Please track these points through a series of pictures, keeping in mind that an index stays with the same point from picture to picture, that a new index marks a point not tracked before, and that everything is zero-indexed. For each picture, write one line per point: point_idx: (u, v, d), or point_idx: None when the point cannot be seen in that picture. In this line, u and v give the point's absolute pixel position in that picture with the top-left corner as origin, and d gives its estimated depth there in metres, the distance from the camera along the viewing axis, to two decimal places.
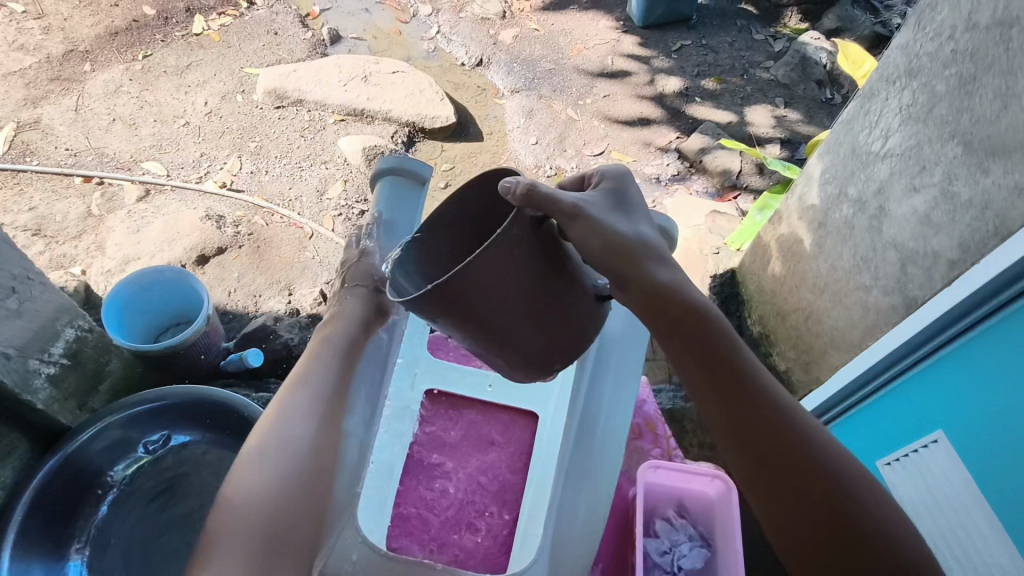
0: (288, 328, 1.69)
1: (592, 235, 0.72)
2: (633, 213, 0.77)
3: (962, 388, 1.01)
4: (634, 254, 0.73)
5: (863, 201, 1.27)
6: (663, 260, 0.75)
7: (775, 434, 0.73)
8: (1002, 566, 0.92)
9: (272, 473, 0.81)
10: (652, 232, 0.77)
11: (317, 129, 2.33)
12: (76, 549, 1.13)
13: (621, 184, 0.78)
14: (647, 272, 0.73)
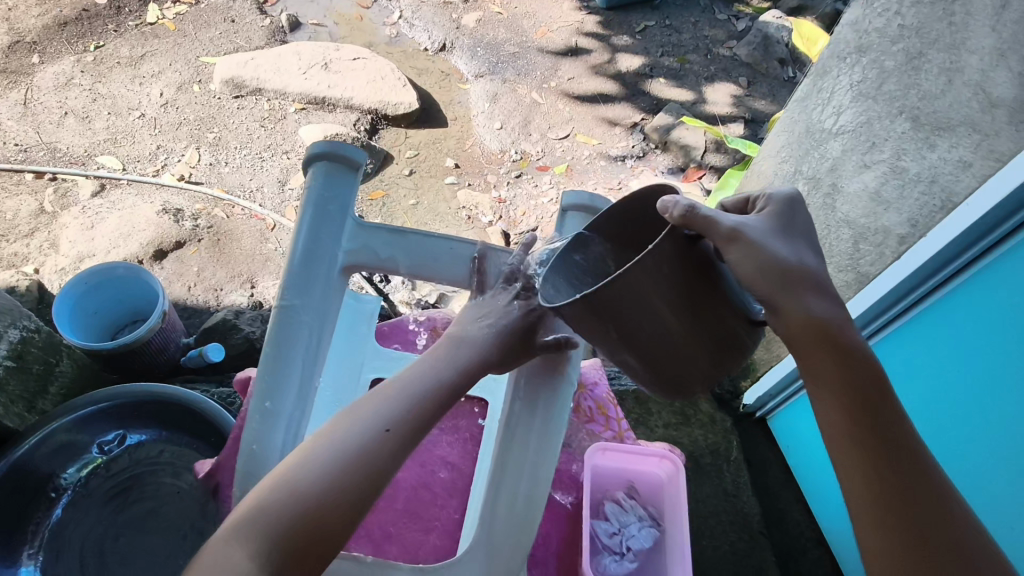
0: (249, 322, 1.66)
1: (750, 260, 0.66)
2: (797, 238, 0.70)
3: (910, 370, 1.05)
4: (792, 279, 0.67)
5: (817, 179, 1.28)
6: (827, 289, 0.68)
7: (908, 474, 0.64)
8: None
9: (336, 445, 0.71)
10: (816, 257, 0.70)
11: (277, 118, 2.29)
12: (28, 556, 1.11)
13: (787, 206, 0.71)
14: (802, 298, 0.67)
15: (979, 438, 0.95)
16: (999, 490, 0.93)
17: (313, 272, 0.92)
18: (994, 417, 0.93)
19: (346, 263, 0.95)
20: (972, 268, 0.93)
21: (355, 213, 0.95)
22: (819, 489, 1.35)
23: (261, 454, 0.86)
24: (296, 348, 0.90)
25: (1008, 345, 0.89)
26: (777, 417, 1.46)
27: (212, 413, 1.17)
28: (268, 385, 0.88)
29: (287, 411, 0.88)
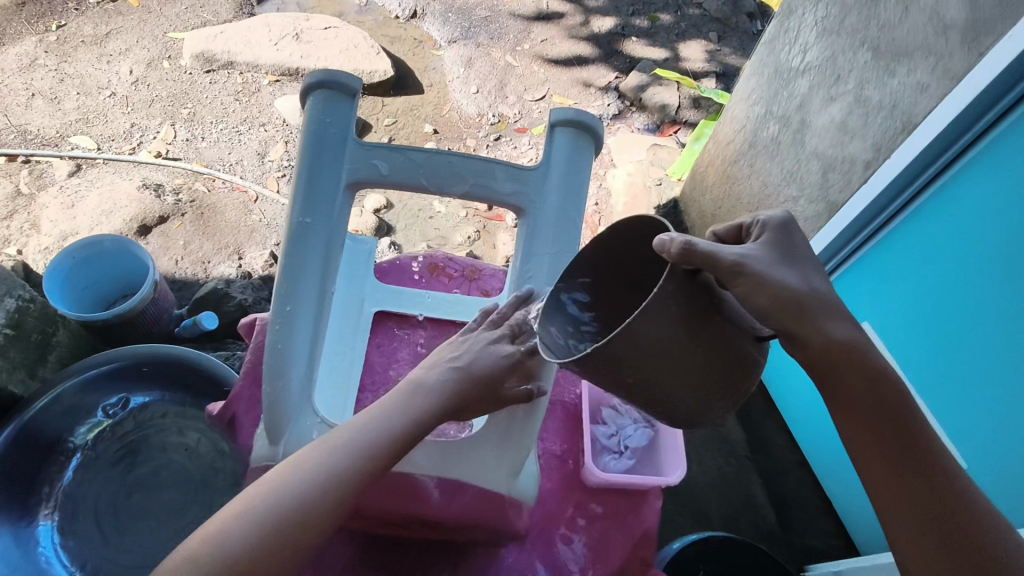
0: (241, 289, 1.68)
1: (757, 293, 0.63)
2: (802, 262, 0.66)
3: (882, 286, 1.14)
4: (810, 307, 0.63)
5: (787, 117, 1.33)
6: (846, 312, 0.65)
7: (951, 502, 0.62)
8: (1004, 425, 0.97)
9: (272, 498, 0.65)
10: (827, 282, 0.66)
11: (251, 91, 2.28)
12: (45, 514, 1.15)
13: (787, 232, 0.67)
14: (825, 326, 0.63)
15: (945, 342, 1.03)
16: (978, 394, 1.00)
17: (318, 186, 0.93)
18: (960, 328, 1.00)
19: (351, 180, 0.94)
20: (946, 173, 0.98)
21: (355, 135, 0.95)
22: (793, 401, 1.44)
23: (284, 354, 0.88)
24: (309, 255, 0.91)
25: (981, 244, 0.95)
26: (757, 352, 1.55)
27: (214, 369, 1.19)
28: (286, 291, 0.89)
29: (304, 318, 0.89)
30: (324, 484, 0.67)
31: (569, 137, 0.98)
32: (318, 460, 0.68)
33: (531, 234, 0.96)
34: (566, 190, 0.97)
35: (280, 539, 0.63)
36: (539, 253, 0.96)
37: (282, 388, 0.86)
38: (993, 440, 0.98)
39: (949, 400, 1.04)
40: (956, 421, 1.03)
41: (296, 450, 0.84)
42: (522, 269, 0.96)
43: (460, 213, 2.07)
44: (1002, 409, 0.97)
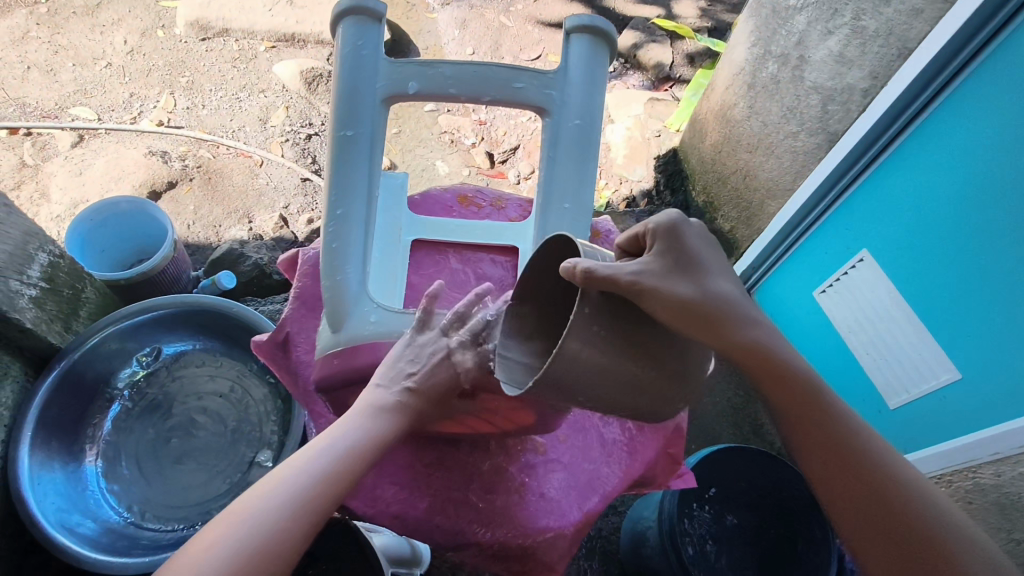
0: (255, 250, 1.71)
1: (662, 306, 0.58)
2: (695, 266, 0.62)
3: (882, 207, 1.22)
4: (709, 315, 0.61)
5: (785, 55, 1.42)
6: (742, 301, 0.65)
7: (857, 466, 0.64)
8: (1004, 324, 1.02)
9: (246, 519, 0.60)
10: (726, 284, 0.64)
11: (248, 58, 2.28)
12: (90, 458, 1.18)
13: (679, 238, 0.62)
14: (730, 333, 0.62)
15: (945, 254, 1.10)
16: (975, 298, 1.06)
17: (356, 98, 0.97)
18: (958, 238, 1.07)
19: (387, 93, 0.98)
20: (947, 91, 1.05)
21: (387, 55, 0.99)
22: (814, 348, 1.48)
23: (340, 252, 0.93)
24: (354, 161, 0.95)
25: (979, 158, 1.01)
26: (760, 290, 1.66)
27: (246, 316, 1.22)
28: (336, 195, 0.95)
29: (357, 217, 0.94)
30: (302, 500, 0.62)
31: (586, 42, 1.02)
32: (290, 480, 0.63)
33: (557, 132, 1.01)
34: (587, 90, 1.01)
35: (265, 556, 0.58)
36: (565, 149, 1.00)
37: (341, 282, 0.91)
38: (990, 341, 1.05)
39: (944, 309, 1.12)
40: (948, 328, 1.12)
41: (360, 331, 0.88)
42: (551, 164, 1.01)
43: (463, 172, 2.10)
44: (1004, 312, 1.02)
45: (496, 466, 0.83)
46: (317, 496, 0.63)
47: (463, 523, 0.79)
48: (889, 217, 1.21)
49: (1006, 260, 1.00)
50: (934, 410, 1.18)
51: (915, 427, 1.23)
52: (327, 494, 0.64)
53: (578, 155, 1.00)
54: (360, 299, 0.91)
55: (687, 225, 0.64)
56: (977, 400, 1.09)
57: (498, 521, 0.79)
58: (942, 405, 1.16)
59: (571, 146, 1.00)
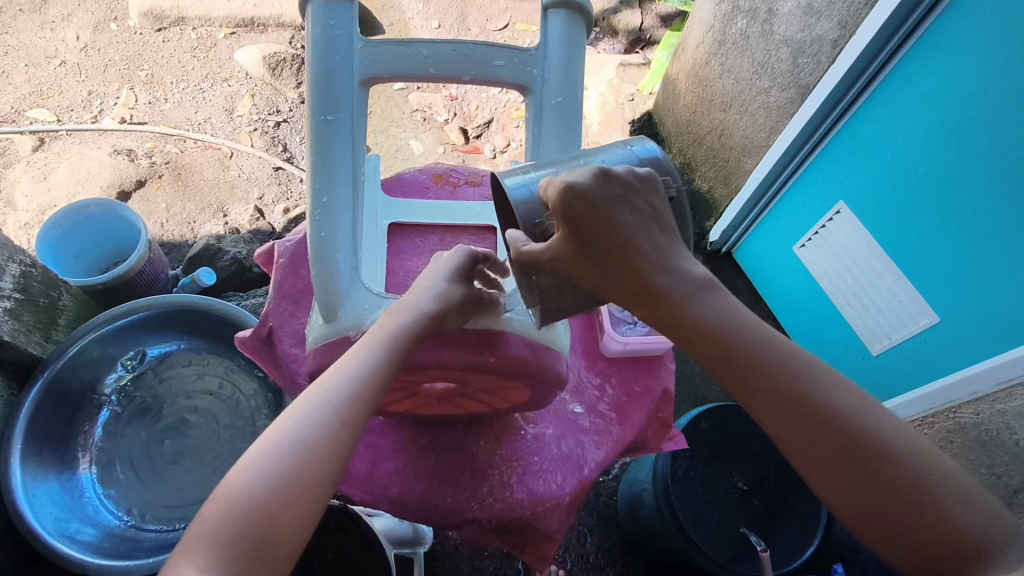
0: (233, 244, 1.69)
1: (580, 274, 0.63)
2: (600, 234, 0.59)
3: (864, 153, 1.21)
4: (626, 278, 0.62)
5: (753, 9, 1.41)
6: (661, 254, 0.60)
7: (787, 403, 0.56)
8: (990, 264, 1.02)
9: (280, 444, 0.58)
10: (634, 238, 0.59)
11: (208, 46, 2.22)
12: (84, 466, 1.17)
13: (575, 206, 0.57)
14: (651, 293, 0.61)
15: (927, 196, 1.10)
16: (955, 237, 1.07)
17: (334, 80, 0.86)
18: (937, 180, 1.07)
19: (364, 76, 0.89)
20: (920, 31, 1.03)
21: (361, 35, 0.89)
22: (798, 300, 1.52)
23: (328, 242, 0.84)
24: (336, 149, 0.86)
25: (958, 97, 1.00)
26: (741, 247, 1.67)
27: (229, 314, 1.21)
28: (320, 181, 0.85)
29: (344, 207, 0.86)
30: (334, 412, 0.61)
31: (563, 18, 0.94)
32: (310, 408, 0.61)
33: (539, 109, 0.94)
34: (567, 67, 0.94)
35: (290, 491, 0.56)
36: (547, 127, 0.93)
37: (331, 272, 0.83)
38: (975, 280, 1.06)
39: (927, 251, 1.13)
40: (930, 271, 1.14)
41: (354, 322, 0.81)
42: (535, 143, 0.94)
43: (438, 150, 2.08)
44: (985, 249, 1.02)
45: (490, 442, 0.84)
46: (335, 427, 0.60)
47: (461, 501, 0.79)
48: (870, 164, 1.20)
49: (988, 199, 0.99)
50: (922, 350, 1.20)
51: (898, 368, 1.27)
52: (344, 425, 0.61)
53: (560, 135, 0.93)
54: (355, 288, 0.83)
55: (583, 184, 0.56)
56: (958, 336, 1.11)
57: (496, 496, 0.79)
58: (924, 347, 1.19)
59: (554, 120, 0.93)
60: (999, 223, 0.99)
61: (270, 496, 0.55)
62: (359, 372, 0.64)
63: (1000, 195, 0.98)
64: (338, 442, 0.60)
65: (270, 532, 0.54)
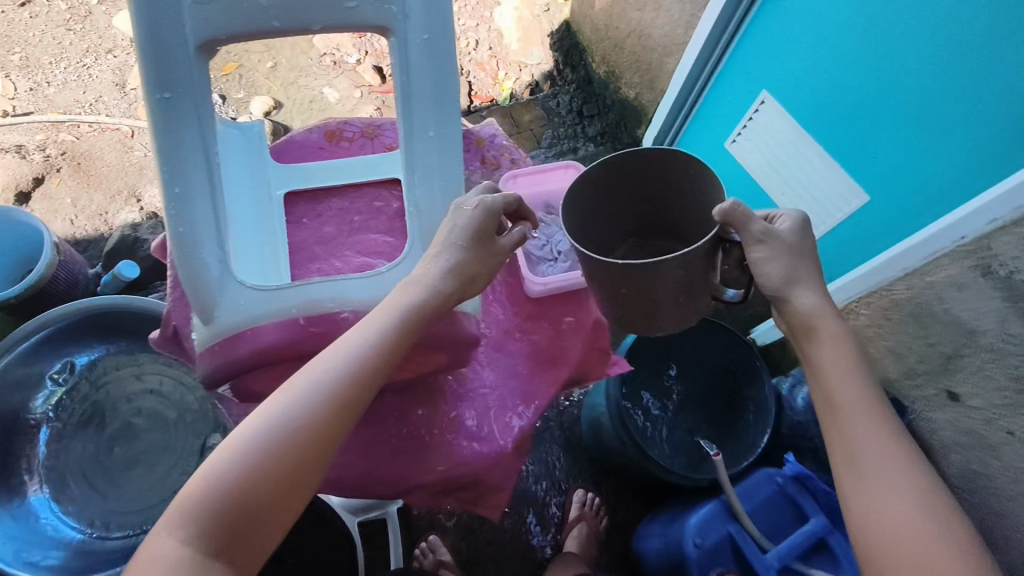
0: (151, 231, 1.60)
1: (767, 262, 0.64)
2: (806, 257, 0.66)
3: (785, 34, 1.17)
4: (791, 291, 0.65)
5: None
6: (813, 279, 0.66)
7: (867, 425, 0.61)
8: (913, 135, 1.01)
9: (269, 424, 0.59)
10: (811, 269, 0.67)
11: (82, 15, 2.01)
12: (34, 488, 1.14)
13: (810, 231, 0.68)
14: (802, 305, 0.66)
15: (852, 71, 1.07)
16: (880, 110, 1.05)
17: (166, 46, 0.73)
18: (861, 52, 1.04)
19: (200, 40, 0.75)
20: None
21: None
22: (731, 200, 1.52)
23: (190, 238, 0.73)
24: (180, 132, 0.74)
25: None
26: None
27: (147, 309, 1.15)
28: (169, 170, 0.73)
29: (200, 195, 0.74)
30: (327, 393, 0.61)
31: None
32: (304, 389, 0.61)
33: (407, 53, 0.80)
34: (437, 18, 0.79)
35: (266, 474, 0.58)
36: (418, 75, 0.80)
37: (198, 269, 0.72)
38: (901, 153, 1.04)
39: (852, 130, 1.11)
40: (857, 151, 1.12)
41: (232, 327, 0.72)
42: (405, 94, 0.80)
43: (354, 94, 1.96)
44: (907, 120, 1.01)
45: (425, 405, 0.80)
46: (325, 410, 0.61)
47: (404, 469, 0.78)
48: (793, 44, 1.16)
49: (909, 64, 0.97)
50: (853, 234, 1.21)
51: (834, 255, 1.28)
52: (335, 407, 0.61)
53: (435, 104, 0.80)
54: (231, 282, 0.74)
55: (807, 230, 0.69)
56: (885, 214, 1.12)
57: (440, 459, 0.78)
58: (855, 229, 1.20)
59: (425, 66, 0.80)
60: (936, 97, 0.95)
61: (254, 477, 0.57)
62: (357, 352, 0.64)
63: (935, 68, 0.93)
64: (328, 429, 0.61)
65: (251, 515, 0.57)
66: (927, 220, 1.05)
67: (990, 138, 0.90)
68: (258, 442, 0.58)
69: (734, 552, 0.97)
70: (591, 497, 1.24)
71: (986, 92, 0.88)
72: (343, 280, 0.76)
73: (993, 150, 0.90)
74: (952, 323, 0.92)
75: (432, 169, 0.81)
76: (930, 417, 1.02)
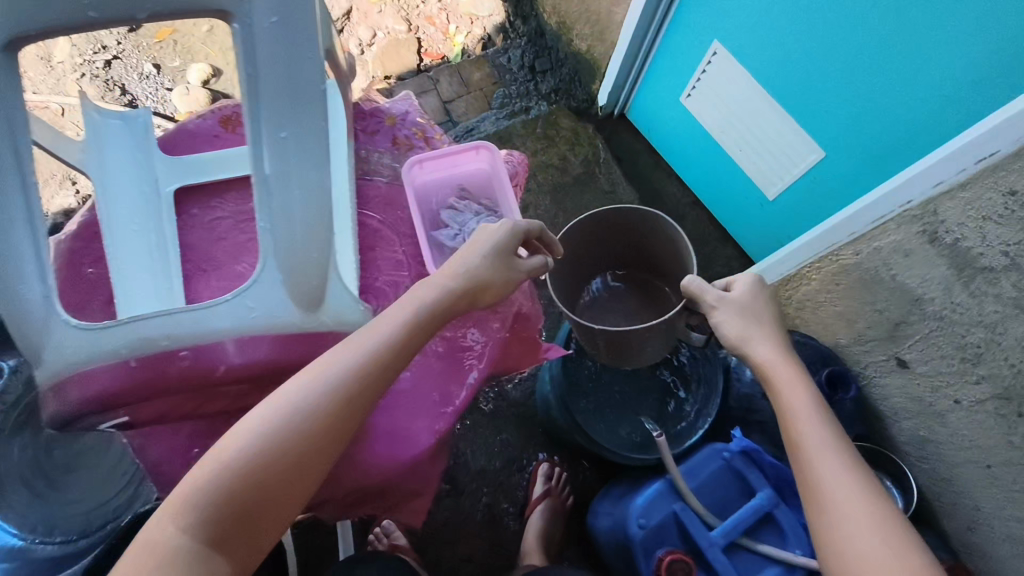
0: None
1: (727, 324, 0.72)
2: (765, 321, 0.73)
3: None
4: (752, 345, 0.71)
5: None
6: (770, 334, 0.72)
7: (825, 461, 0.64)
8: (874, 87, 0.95)
9: (283, 414, 0.59)
10: (768, 326, 0.73)
11: None
12: None
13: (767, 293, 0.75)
14: (763, 355, 0.71)
15: (807, 18, 0.98)
16: (839, 61, 0.98)
17: None
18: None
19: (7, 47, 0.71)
20: None
21: None
22: (687, 157, 1.46)
23: (10, 274, 0.68)
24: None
25: None
26: (632, 107, 1.53)
27: None
28: None
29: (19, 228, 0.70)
30: (340, 389, 0.62)
31: None
32: (318, 382, 0.61)
33: (254, 50, 0.73)
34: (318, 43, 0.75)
35: (271, 466, 0.58)
36: (267, 71, 0.73)
37: (18, 311, 0.67)
38: (863, 107, 0.99)
39: (809, 82, 1.05)
40: (814, 105, 1.06)
41: (61, 371, 0.66)
42: (253, 94, 0.73)
43: None
44: (866, 70, 0.95)
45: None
46: (337, 406, 0.61)
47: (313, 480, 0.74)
48: None
49: (867, 11, 0.89)
50: (810, 190, 1.18)
51: (793, 210, 1.25)
52: (347, 402, 0.62)
53: (290, 101, 0.73)
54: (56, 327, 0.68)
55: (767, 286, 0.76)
56: (845, 169, 1.08)
57: (351, 469, 0.74)
58: (814, 184, 1.16)
59: (274, 64, 0.73)
60: (894, 53, 0.89)
61: (260, 465, 0.57)
62: (372, 350, 0.64)
63: (897, 20, 0.86)
64: (343, 419, 0.61)
65: (253, 503, 0.57)
66: (883, 176, 1.03)
67: (952, 97, 0.86)
68: (270, 433, 0.58)
69: (679, 532, 0.96)
70: (556, 471, 1.24)
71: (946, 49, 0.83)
72: (173, 313, 0.68)
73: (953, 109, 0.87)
74: (899, 291, 0.88)
75: (291, 177, 0.73)
76: (881, 384, 0.99)
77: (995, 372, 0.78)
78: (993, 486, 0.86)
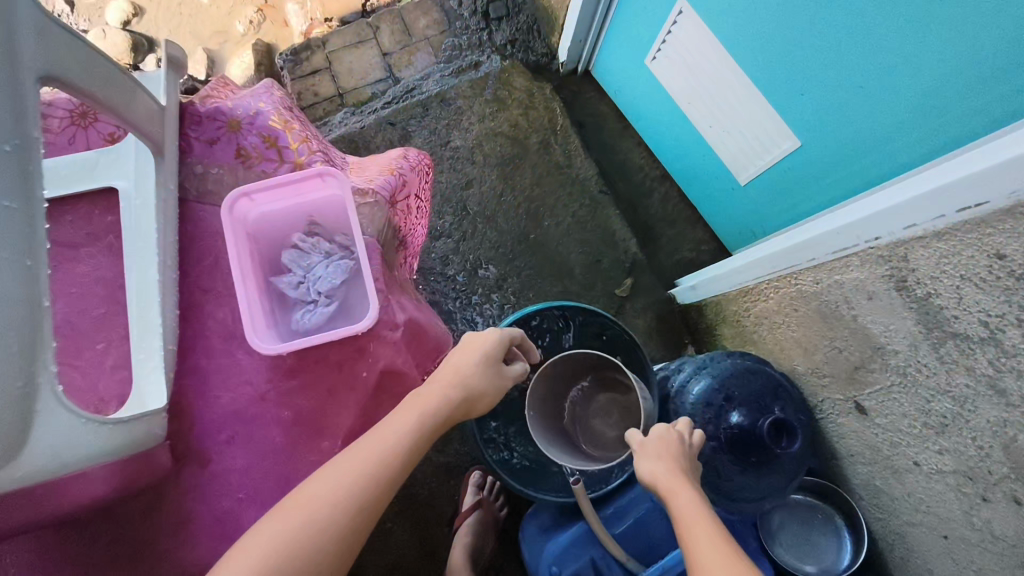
0: None
1: (645, 460, 0.65)
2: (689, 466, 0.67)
3: None
4: (652, 462, 0.65)
5: None
6: (676, 457, 0.66)
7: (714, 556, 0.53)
8: (853, 81, 0.76)
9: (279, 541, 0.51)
10: (679, 454, 0.66)
11: None
12: None
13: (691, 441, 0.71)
14: (653, 467, 0.64)
15: None
16: (814, 42, 0.77)
17: None
18: None
19: None
20: None
21: None
22: (656, 126, 1.27)
23: None
24: None
25: None
26: (599, 64, 1.32)
27: None
28: None
29: None
30: (344, 513, 0.53)
31: None
32: (315, 502, 0.53)
33: None
34: (103, 84, 0.54)
35: None
36: None
37: None
38: (839, 102, 0.80)
39: (780, 64, 0.85)
40: (786, 91, 0.87)
41: None
42: None
43: None
44: (844, 59, 0.75)
45: (149, 494, 0.61)
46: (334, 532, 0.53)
47: None
48: None
49: None
50: (784, 181, 1.00)
51: (764, 200, 1.08)
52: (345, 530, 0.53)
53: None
54: None
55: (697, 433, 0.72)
56: (821, 167, 0.90)
57: None
58: (787, 176, 0.98)
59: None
60: (882, 42, 0.69)
61: None
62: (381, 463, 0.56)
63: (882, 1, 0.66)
64: (353, 537, 0.54)
65: None
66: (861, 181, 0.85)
67: (944, 103, 0.67)
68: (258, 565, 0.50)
69: None
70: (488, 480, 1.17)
71: (939, 41, 0.63)
72: None
73: (947, 116, 0.68)
74: (861, 334, 0.74)
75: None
76: (837, 424, 0.86)
77: (959, 448, 0.65)
78: (946, 556, 0.75)
